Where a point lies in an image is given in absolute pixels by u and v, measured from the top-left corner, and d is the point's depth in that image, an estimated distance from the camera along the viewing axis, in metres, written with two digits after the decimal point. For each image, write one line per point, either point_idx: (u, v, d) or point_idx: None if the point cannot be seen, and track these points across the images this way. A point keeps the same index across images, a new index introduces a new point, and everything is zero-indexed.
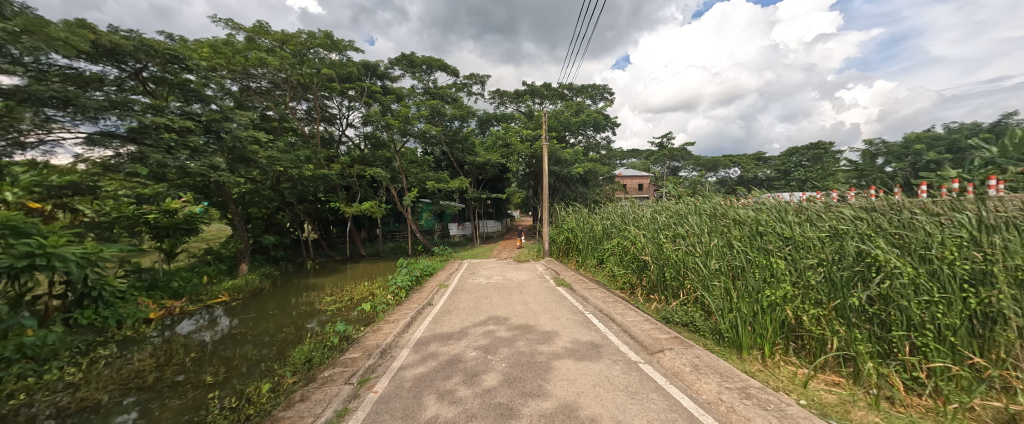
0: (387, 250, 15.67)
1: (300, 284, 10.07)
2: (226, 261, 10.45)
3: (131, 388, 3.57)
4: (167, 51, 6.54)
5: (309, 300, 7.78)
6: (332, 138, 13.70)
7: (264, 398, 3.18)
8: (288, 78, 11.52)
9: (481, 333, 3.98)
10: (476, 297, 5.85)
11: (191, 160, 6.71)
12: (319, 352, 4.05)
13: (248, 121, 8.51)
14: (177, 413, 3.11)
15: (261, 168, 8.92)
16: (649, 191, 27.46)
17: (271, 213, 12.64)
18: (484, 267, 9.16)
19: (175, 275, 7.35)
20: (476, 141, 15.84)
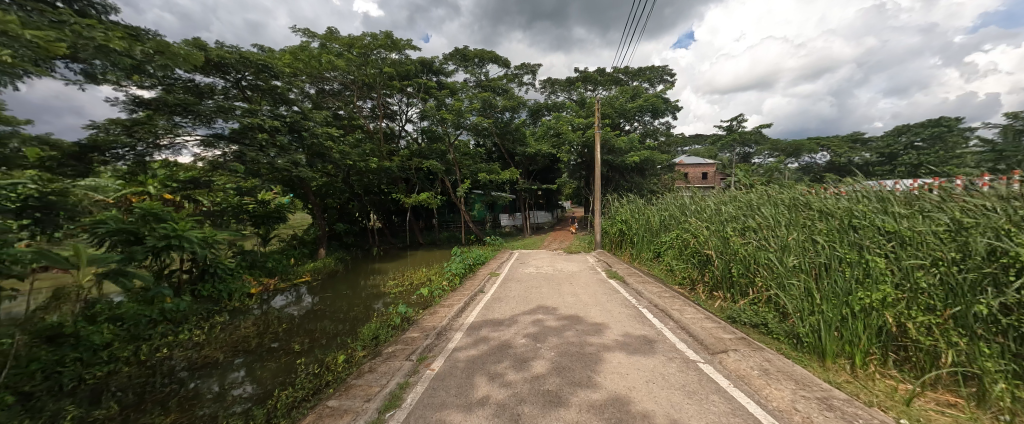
0: (443, 239, 16.52)
1: (368, 268, 11.02)
2: (308, 246, 11.81)
3: (240, 350, 4.20)
4: (259, 61, 7.38)
5: (375, 283, 8.50)
6: (393, 133, 14.59)
7: (339, 367, 3.55)
8: (355, 78, 12.44)
9: (530, 321, 4.02)
10: (526, 286, 5.91)
11: (279, 158, 7.61)
12: (384, 331, 4.40)
13: (322, 119, 9.38)
14: (271, 375, 3.59)
15: (333, 162, 9.78)
16: (714, 182, 25.82)
17: (342, 204, 13.92)
18: (535, 257, 9.21)
19: (269, 257, 8.50)
20: (528, 132, 15.80)
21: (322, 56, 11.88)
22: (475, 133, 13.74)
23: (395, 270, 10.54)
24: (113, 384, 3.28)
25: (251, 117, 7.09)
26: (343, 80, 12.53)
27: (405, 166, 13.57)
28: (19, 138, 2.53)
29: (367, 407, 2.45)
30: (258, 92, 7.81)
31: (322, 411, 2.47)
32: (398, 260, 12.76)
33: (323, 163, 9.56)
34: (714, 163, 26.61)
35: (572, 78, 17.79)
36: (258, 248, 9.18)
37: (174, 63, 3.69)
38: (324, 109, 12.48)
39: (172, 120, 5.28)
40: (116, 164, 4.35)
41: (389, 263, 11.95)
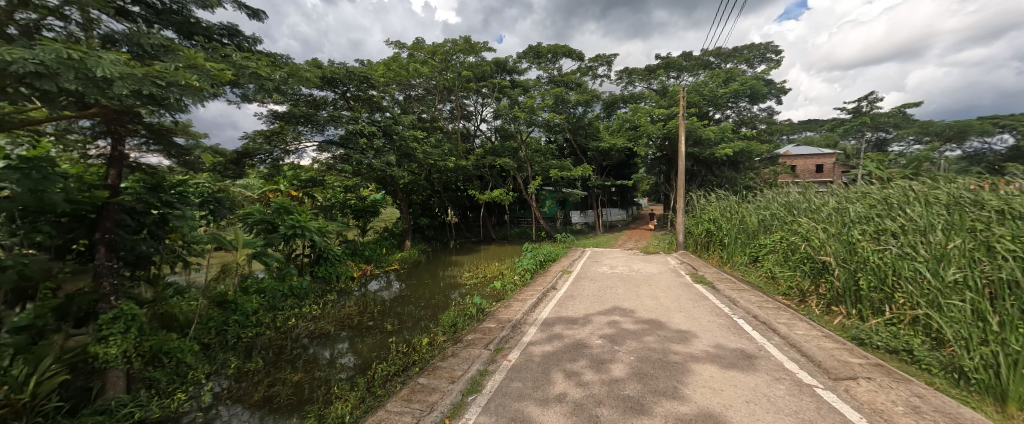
0: (513, 235, 17.01)
1: (446, 260, 11.82)
2: (396, 238, 13.12)
3: (345, 325, 4.83)
4: (361, 74, 8.37)
5: (453, 274, 9.09)
6: (469, 133, 15.35)
7: (423, 349, 3.87)
8: (437, 83, 13.35)
9: (606, 322, 3.89)
10: (601, 285, 5.73)
11: (376, 159, 8.55)
12: (462, 320, 4.67)
13: (408, 123, 10.23)
14: (368, 349, 4.07)
15: (417, 162, 10.60)
16: (831, 176, 22.70)
17: (425, 200, 15.16)
18: (609, 256, 8.90)
19: (366, 246, 9.64)
20: (601, 126, 15.29)
21: (409, 65, 13.04)
22: (547, 129, 13.67)
23: (470, 263, 11.09)
24: (256, 344, 4.05)
25: (353, 124, 8.11)
26: (426, 86, 13.56)
27: (480, 164, 14.15)
28: (200, 148, 3.26)
29: (451, 389, 2.64)
30: (359, 102, 8.87)
31: (414, 387, 2.72)
32: (473, 253, 13.40)
33: (409, 163, 10.44)
34: (833, 153, 22.48)
35: (652, 66, 16.63)
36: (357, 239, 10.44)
37: (300, 83, 4.35)
38: (411, 113, 13.69)
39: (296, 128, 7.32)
40: (260, 165, 6.88)
41: (465, 257, 12.61)
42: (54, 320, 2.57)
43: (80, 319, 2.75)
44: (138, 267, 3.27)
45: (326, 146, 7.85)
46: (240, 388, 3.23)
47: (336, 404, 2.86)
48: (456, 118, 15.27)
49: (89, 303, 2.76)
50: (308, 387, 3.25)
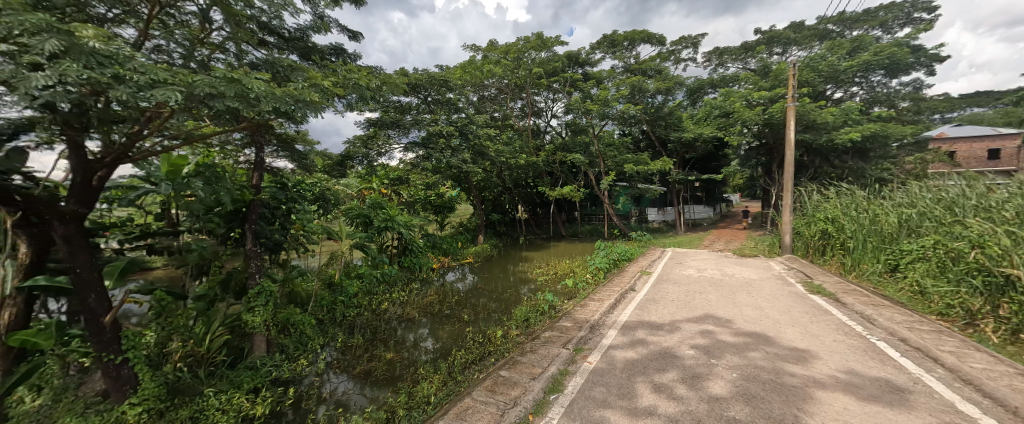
0: (584, 232, 16.65)
1: (517, 255, 12.06)
2: (470, 233, 13.80)
3: (428, 312, 5.20)
4: (441, 79, 8.89)
5: (524, 269, 9.21)
6: (540, 129, 15.39)
7: (499, 340, 3.98)
8: (510, 82, 13.57)
9: (697, 331, 3.54)
10: (687, 289, 5.25)
11: (454, 158, 9.04)
12: (534, 315, 4.68)
13: (483, 122, 10.60)
14: (448, 335, 4.35)
15: (491, 160, 10.95)
16: (1013, 164, 17.50)
17: (497, 196, 15.68)
18: (694, 257, 8.14)
19: (445, 240, 10.26)
20: (684, 115, 14.02)
21: (483, 66, 13.55)
22: (621, 122, 13.00)
23: (540, 259, 11.12)
24: (357, 323, 4.59)
25: (434, 126, 8.67)
26: (499, 85, 13.96)
27: (550, 160, 14.14)
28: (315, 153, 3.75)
29: (532, 386, 2.64)
30: (438, 104, 9.46)
31: (496, 379, 2.78)
32: (543, 250, 13.41)
33: (483, 161, 10.86)
34: (1018, 134, 17.31)
35: (749, 43, 14.66)
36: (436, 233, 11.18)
37: (392, 91, 4.74)
38: (484, 113, 14.20)
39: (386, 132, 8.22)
40: (358, 164, 8.17)
41: (535, 253, 12.66)
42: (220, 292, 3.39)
43: (238, 292, 3.48)
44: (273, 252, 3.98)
45: (412, 147, 8.59)
46: (346, 360, 3.70)
47: (424, 382, 3.14)
48: (527, 115, 15.39)
49: (242, 279, 3.49)
50: (399, 365, 3.62)
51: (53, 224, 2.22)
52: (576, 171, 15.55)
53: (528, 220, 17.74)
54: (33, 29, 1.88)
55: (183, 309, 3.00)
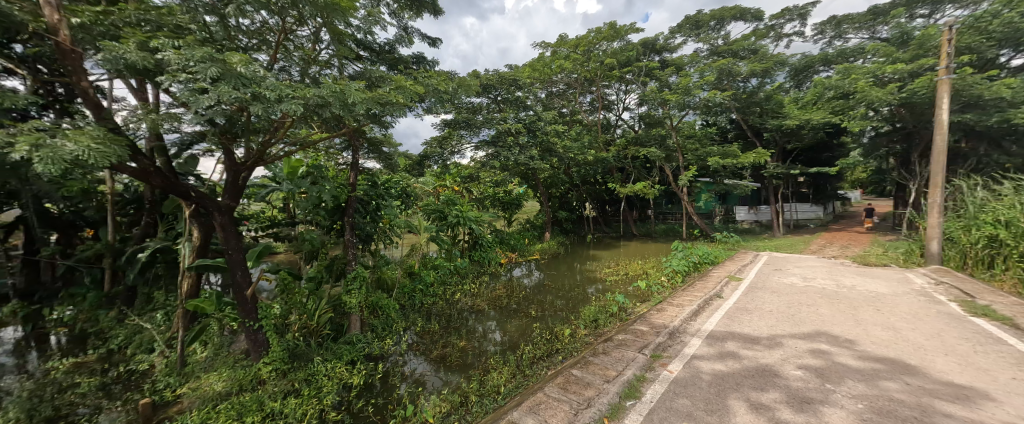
0: (659, 232, 15.58)
1: (585, 254, 11.74)
2: (537, 230, 13.86)
3: (495, 304, 5.54)
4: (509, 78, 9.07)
5: (593, 267, 8.94)
6: (610, 123, 14.82)
7: (566, 339, 4.04)
8: (579, 76, 13.30)
9: (805, 349, 3.05)
10: (789, 300, 4.55)
11: (523, 154, 9.10)
12: (604, 317, 4.54)
13: (552, 117, 10.49)
14: (515, 329, 4.59)
15: (559, 156, 10.74)
16: None
17: (564, 193, 15.49)
18: (798, 264, 7.05)
19: (512, 236, 10.40)
20: (784, 99, 12.28)
21: (552, 62, 13.43)
22: (704, 111, 11.85)
23: (609, 259, 10.70)
24: (432, 311, 5.13)
25: (502, 125, 8.96)
26: (568, 80, 13.71)
27: (621, 155, 13.56)
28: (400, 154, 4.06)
29: (607, 389, 2.51)
30: (506, 102, 9.65)
31: (568, 378, 2.72)
32: (613, 249, 12.86)
33: (552, 157, 10.72)
34: None
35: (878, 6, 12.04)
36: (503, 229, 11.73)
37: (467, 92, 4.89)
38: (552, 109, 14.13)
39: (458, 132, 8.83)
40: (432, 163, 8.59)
41: (604, 252, 12.19)
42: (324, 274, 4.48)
43: (338, 275, 4.59)
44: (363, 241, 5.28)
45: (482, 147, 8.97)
46: (424, 344, 4.23)
47: (493, 372, 3.43)
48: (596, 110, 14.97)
49: (342, 264, 4.58)
50: (470, 354, 4.01)
51: (215, 215, 3.10)
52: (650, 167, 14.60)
53: (597, 218, 17.26)
54: (201, 60, 2.43)
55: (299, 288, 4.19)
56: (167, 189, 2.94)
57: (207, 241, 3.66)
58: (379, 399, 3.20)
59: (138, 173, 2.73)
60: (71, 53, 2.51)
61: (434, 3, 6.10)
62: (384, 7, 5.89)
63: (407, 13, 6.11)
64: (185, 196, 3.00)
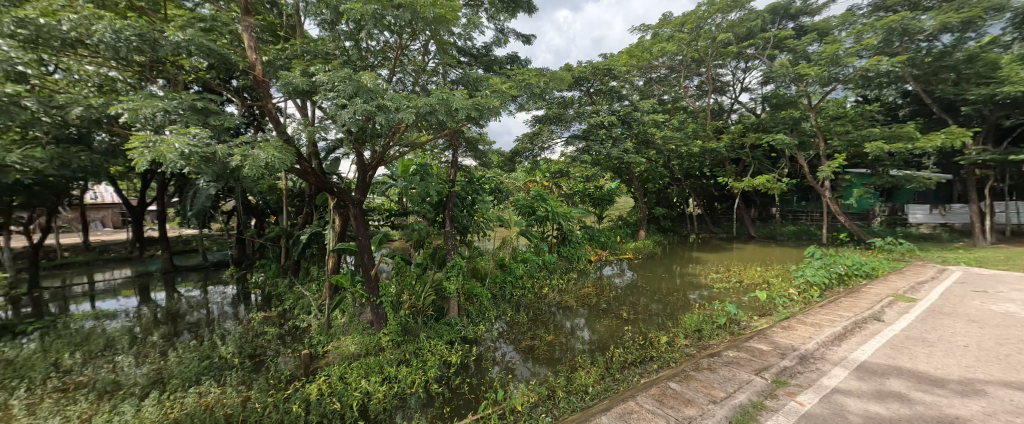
0: (785, 234, 13.76)
1: (686, 255, 11.83)
2: (631, 228, 14.59)
3: (585, 303, 6.92)
4: (605, 68, 10.36)
5: (697, 272, 9.16)
6: (722, 109, 13.62)
7: (663, 347, 4.68)
8: (683, 58, 12.23)
9: (999, 409, 2.55)
10: (983, 337, 3.76)
11: (614, 147, 10.39)
12: (708, 327, 5.06)
13: (650, 107, 11.16)
14: (603, 330, 5.64)
15: (657, 148, 11.42)
16: None
17: (662, 189, 15.55)
18: (1012, 289, 5.42)
19: (602, 234, 12.14)
20: (994, 57, 8.55)
21: (654, 45, 12.45)
22: (860, 84, 9.78)
23: (722, 264, 9.97)
24: (521, 302, 6.92)
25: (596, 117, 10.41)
26: (670, 63, 12.77)
27: (735, 145, 12.40)
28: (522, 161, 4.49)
29: (714, 411, 2.67)
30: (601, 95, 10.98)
31: (666, 390, 3.00)
32: (724, 253, 11.96)
33: (648, 149, 11.47)
34: None
35: None
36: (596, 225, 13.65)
37: None
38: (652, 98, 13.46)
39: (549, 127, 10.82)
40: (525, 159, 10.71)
41: (716, 257, 11.26)
42: (430, 261, 7.22)
43: (440, 262, 7.03)
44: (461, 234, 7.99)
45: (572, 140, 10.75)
46: (516, 335, 5.62)
47: (581, 372, 4.11)
48: (705, 94, 13.79)
49: (443, 254, 6.95)
50: (558, 349, 5.08)
51: (351, 207, 5.04)
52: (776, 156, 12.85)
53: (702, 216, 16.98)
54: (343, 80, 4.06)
55: (410, 270, 6.82)
56: (319, 186, 4.85)
57: (342, 230, 6.19)
58: (473, 380, 4.41)
59: (303, 173, 4.66)
60: (262, 84, 4.44)
61: (529, 1, 6.17)
62: (483, 12, 6.37)
63: (504, 15, 6.45)
64: (331, 191, 4.92)
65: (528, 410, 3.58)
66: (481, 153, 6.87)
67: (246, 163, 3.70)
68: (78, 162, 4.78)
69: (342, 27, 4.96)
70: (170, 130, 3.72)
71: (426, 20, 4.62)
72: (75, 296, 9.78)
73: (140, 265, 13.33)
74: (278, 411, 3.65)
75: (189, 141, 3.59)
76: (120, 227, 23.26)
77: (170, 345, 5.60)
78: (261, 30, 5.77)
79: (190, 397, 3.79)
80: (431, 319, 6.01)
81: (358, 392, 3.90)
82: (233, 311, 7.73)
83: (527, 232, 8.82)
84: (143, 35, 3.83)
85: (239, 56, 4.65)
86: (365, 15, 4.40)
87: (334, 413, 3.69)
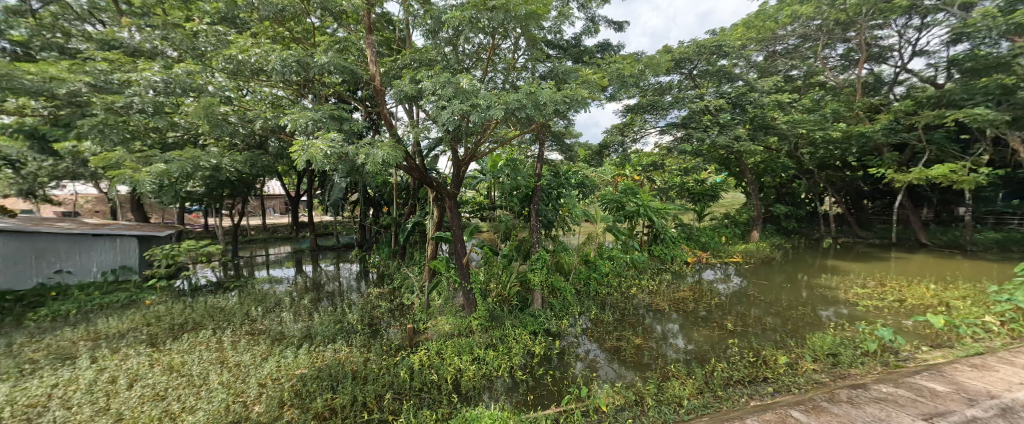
0: (980, 243, 10.58)
1: (817, 262, 10.21)
2: (741, 228, 13.33)
3: (680, 308, 6.53)
4: (712, 45, 9.70)
5: (833, 284, 7.81)
6: (879, 81, 11.28)
7: (781, 370, 4.14)
8: (823, 22, 10.51)
9: None
10: None
11: (721, 134, 9.67)
12: (847, 352, 4.30)
13: (771, 87, 10.05)
14: (702, 340, 5.26)
15: (779, 133, 10.24)
16: None
17: (785, 182, 13.73)
18: None
19: (703, 234, 11.60)
20: None
21: (781, 11, 10.94)
22: None
23: (869, 278, 8.15)
24: (606, 302, 6.85)
25: (700, 101, 9.87)
26: (803, 31, 11.01)
27: (898, 126, 10.00)
28: None
29: None
30: (707, 76, 10.27)
31: (785, 417, 2.74)
32: (873, 264, 9.73)
33: (767, 135, 10.35)
34: None
35: None
36: (697, 223, 12.87)
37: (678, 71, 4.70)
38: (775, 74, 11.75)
39: (643, 116, 10.41)
40: (613, 152, 10.69)
41: (860, 269, 9.18)
42: (515, 253, 7.67)
43: (524, 255, 7.48)
44: (546, 227, 8.52)
45: (670, 128, 10.30)
46: (601, 334, 5.57)
47: (675, 382, 3.89)
48: (853, 64, 11.58)
49: (527, 247, 7.41)
50: (647, 355, 4.85)
51: (446, 199, 5.75)
52: (967, 139, 10.04)
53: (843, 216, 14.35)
54: (443, 83, 4.75)
55: (498, 261, 7.33)
56: (422, 179, 5.65)
57: (438, 220, 7.12)
58: (556, 372, 4.49)
59: (410, 169, 5.49)
60: (380, 92, 5.33)
61: None
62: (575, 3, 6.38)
63: (597, 2, 6.29)
64: (432, 185, 5.67)
65: (614, 413, 3.56)
66: (568, 146, 7.07)
67: (368, 160, 4.53)
68: (261, 162, 6.60)
69: (444, 35, 5.60)
70: (318, 136, 4.71)
71: (518, 18, 4.89)
72: (259, 264, 13.10)
73: (297, 244, 17.04)
74: (391, 374, 4.34)
75: (330, 144, 4.56)
76: (284, 213, 29.95)
77: (316, 307, 7.14)
78: (379, 44, 6.80)
79: (328, 352, 4.81)
80: (516, 308, 6.41)
81: (452, 368, 4.39)
82: (358, 286, 9.43)
83: (615, 229, 8.90)
84: (301, 60, 5.05)
85: (364, 70, 5.66)
86: (463, 20, 4.93)
87: (432, 383, 4.21)
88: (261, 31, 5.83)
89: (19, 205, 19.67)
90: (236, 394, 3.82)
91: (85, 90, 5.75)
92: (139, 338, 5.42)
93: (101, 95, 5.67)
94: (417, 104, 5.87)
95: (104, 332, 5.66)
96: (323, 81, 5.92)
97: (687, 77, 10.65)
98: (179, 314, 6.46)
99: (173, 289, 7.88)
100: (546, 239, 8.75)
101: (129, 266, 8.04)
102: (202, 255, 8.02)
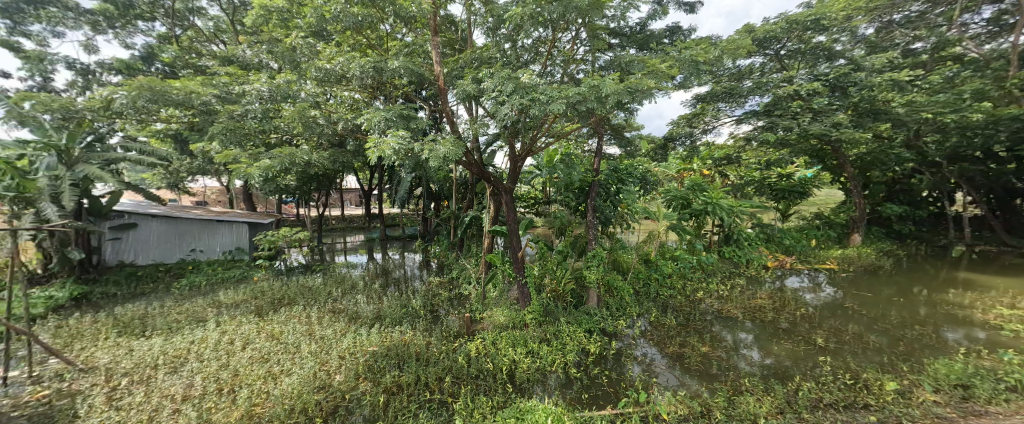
0: None
1: (943, 274, 8.43)
2: (837, 230, 11.55)
3: (756, 317, 5.84)
4: (806, 20, 8.46)
5: (965, 301, 6.38)
6: None
7: (889, 397, 3.48)
8: None
9: None
10: None
11: (814, 121, 8.42)
12: (986, 384, 3.48)
13: (884, 65, 8.48)
14: (784, 354, 4.63)
15: (894, 118, 8.62)
16: None
17: (901, 177, 11.52)
18: None
19: (787, 235, 10.28)
20: None
21: None
22: None
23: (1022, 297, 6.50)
24: (669, 305, 6.40)
25: (789, 84, 8.69)
26: None
27: None
28: None
29: None
30: (798, 56, 9.01)
31: None
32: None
33: (877, 121, 8.77)
34: None
35: None
36: (779, 223, 11.45)
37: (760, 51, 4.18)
38: (890, 49, 9.79)
39: (716, 104, 9.55)
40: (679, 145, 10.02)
41: (1009, 285, 7.36)
42: (570, 249, 7.51)
43: (580, 251, 7.30)
44: (604, 224, 8.20)
45: (749, 117, 9.27)
46: (663, 338, 5.21)
47: (749, 398, 3.50)
48: (1006, 30, 9.28)
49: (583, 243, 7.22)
50: (716, 365, 4.42)
51: (503, 194, 5.81)
52: None
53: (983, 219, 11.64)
54: (501, 79, 4.77)
55: (552, 256, 7.28)
56: (481, 174, 5.77)
57: (496, 214, 7.24)
58: (612, 373, 4.31)
59: (470, 163, 5.64)
60: (442, 91, 5.54)
61: None
62: None
63: None
64: (490, 180, 5.77)
65: (676, 422, 3.32)
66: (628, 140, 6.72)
67: (431, 155, 4.74)
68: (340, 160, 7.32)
69: (502, 32, 5.65)
70: (389, 134, 5.06)
71: (580, 8, 4.70)
72: (338, 251, 14.64)
73: (370, 233, 18.69)
74: (449, 358, 4.53)
75: (399, 141, 4.87)
76: (359, 205, 32.97)
77: (384, 292, 7.78)
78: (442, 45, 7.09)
79: (395, 333, 5.18)
80: (571, 305, 6.29)
81: (507, 359, 4.45)
82: (420, 274, 10.08)
83: (679, 227, 8.30)
84: (374, 65, 5.47)
85: (429, 71, 5.95)
86: (522, 15, 4.90)
87: (488, 371, 4.31)
88: (342, 40, 6.41)
89: (167, 195, 24.34)
90: (322, 363, 4.30)
91: (212, 101, 6.92)
92: (249, 309, 6.40)
93: (223, 104, 6.76)
94: (476, 101, 6.02)
95: (224, 301, 6.80)
96: (391, 84, 6.37)
97: (773, 59, 9.47)
98: (276, 290, 7.49)
99: (272, 268, 9.16)
100: (603, 236, 8.45)
101: (241, 248, 9.46)
102: (293, 241, 9.18)
